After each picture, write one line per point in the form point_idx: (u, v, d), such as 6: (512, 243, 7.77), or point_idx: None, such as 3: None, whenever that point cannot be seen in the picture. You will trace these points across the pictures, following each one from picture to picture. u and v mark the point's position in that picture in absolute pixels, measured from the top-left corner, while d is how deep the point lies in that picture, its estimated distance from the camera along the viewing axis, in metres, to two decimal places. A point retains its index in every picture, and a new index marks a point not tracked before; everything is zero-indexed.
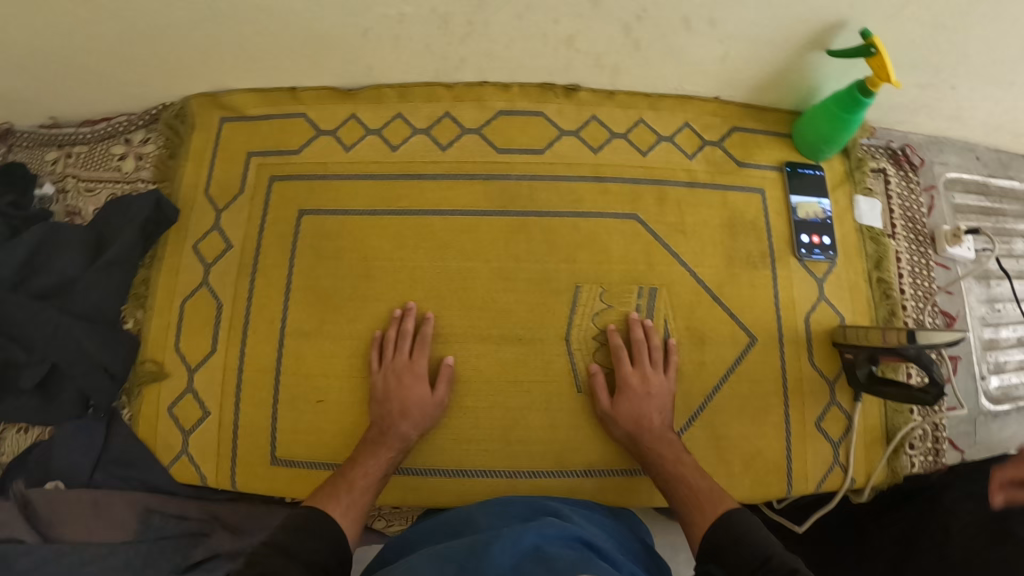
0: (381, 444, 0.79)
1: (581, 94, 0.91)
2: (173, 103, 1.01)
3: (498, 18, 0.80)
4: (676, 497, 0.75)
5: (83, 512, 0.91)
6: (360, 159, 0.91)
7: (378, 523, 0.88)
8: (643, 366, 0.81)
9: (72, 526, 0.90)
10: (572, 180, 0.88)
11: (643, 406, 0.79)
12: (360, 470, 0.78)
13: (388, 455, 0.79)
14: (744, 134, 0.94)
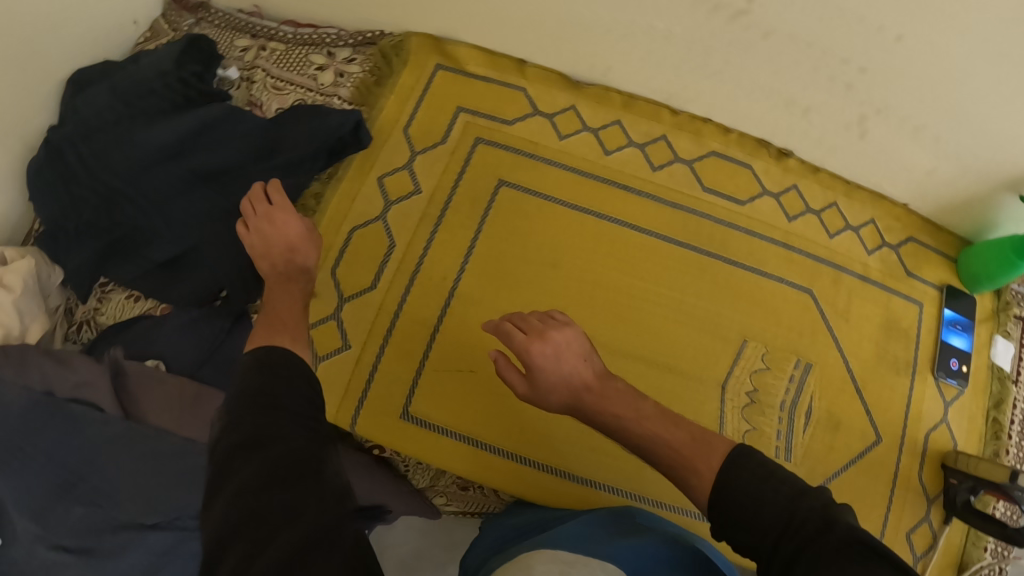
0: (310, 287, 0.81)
1: (791, 161, 0.95)
2: (391, 34, 1.00)
3: (752, 70, 0.84)
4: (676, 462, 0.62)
5: (177, 403, 0.91)
6: (571, 151, 0.92)
7: (439, 499, 0.86)
8: (532, 335, 0.70)
9: (166, 413, 0.90)
10: (763, 240, 0.92)
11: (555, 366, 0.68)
12: (270, 297, 0.78)
13: (295, 284, 0.80)
14: (919, 245, 0.97)
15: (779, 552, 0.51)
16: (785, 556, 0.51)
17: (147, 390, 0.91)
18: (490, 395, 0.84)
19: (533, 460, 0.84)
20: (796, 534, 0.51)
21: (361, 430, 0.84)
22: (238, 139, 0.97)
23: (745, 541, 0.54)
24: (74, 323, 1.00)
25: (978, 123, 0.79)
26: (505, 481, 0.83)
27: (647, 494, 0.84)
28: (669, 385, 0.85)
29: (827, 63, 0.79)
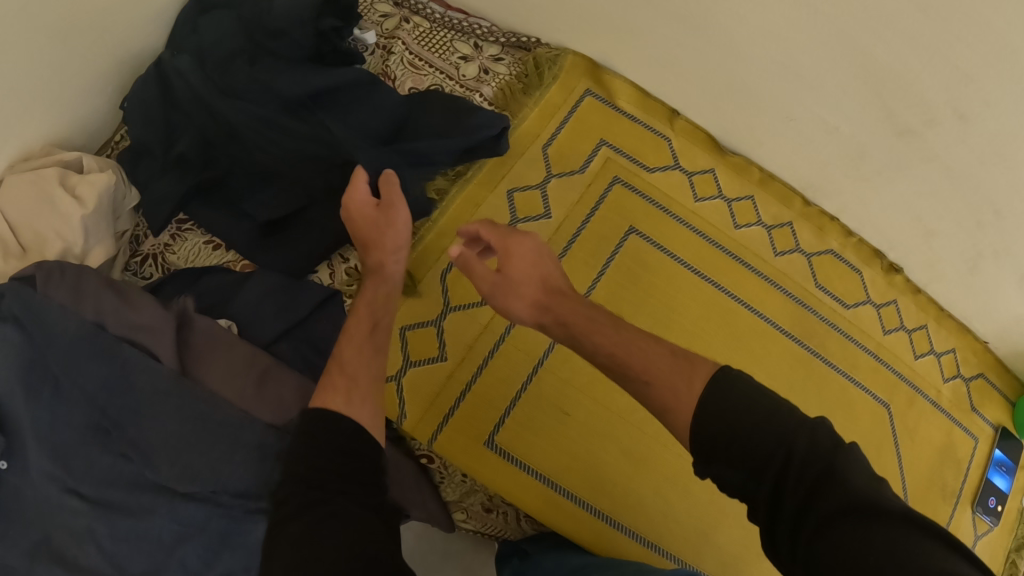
0: (372, 283, 0.78)
1: (897, 277, 0.97)
2: (547, 45, 0.97)
3: (899, 187, 0.86)
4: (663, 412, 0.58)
5: (244, 373, 0.84)
6: (702, 214, 0.91)
7: (458, 514, 0.84)
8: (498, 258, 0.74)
9: (230, 379, 0.84)
10: (860, 347, 0.94)
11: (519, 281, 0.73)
12: (354, 319, 0.76)
13: (377, 293, 0.78)
14: (986, 383, 1.01)
15: (785, 499, 0.49)
16: (792, 509, 0.49)
17: (214, 351, 0.85)
18: (577, 438, 0.83)
19: (604, 513, 0.83)
20: (801, 481, 0.49)
21: (440, 446, 0.81)
22: (374, 112, 0.90)
23: (735, 478, 0.52)
24: (142, 255, 0.94)
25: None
26: (574, 529, 0.82)
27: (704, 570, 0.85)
28: None
29: (975, 200, 0.82)
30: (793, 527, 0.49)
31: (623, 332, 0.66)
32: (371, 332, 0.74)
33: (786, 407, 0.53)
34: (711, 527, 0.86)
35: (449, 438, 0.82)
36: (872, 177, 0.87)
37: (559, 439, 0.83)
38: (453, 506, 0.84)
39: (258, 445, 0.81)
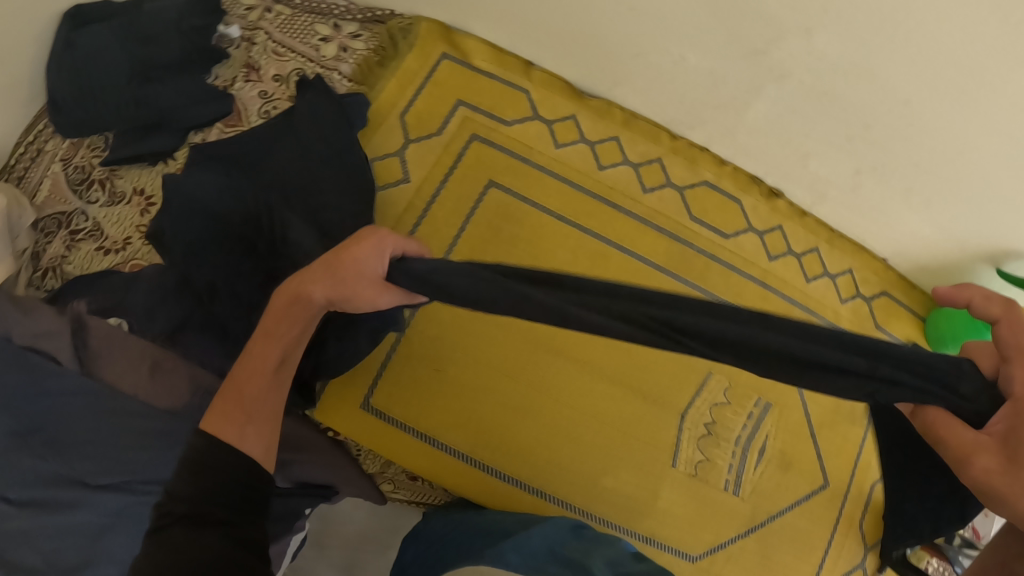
0: (283, 334, 0.66)
1: (780, 201, 0.95)
2: (401, 15, 0.98)
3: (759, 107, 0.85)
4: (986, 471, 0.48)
5: (138, 366, 0.88)
6: (565, 161, 0.91)
7: (385, 485, 0.87)
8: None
9: (129, 375, 0.87)
10: (745, 277, 0.92)
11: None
12: (264, 341, 0.65)
13: (284, 339, 0.66)
14: (890, 300, 0.99)
15: None
16: None
17: (112, 348, 0.88)
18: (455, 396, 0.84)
19: (486, 465, 0.84)
20: None
21: (318, 414, 0.83)
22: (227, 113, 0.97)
23: None
24: (42, 269, 0.99)
25: (963, 197, 0.84)
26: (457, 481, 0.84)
27: (597, 514, 0.85)
28: (635, 409, 0.86)
29: (840, 111, 0.80)
30: None
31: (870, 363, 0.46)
32: (274, 365, 0.66)
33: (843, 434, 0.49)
34: (601, 472, 0.85)
35: (331, 407, 0.84)
36: (732, 103, 0.85)
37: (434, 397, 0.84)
38: (378, 478, 0.86)
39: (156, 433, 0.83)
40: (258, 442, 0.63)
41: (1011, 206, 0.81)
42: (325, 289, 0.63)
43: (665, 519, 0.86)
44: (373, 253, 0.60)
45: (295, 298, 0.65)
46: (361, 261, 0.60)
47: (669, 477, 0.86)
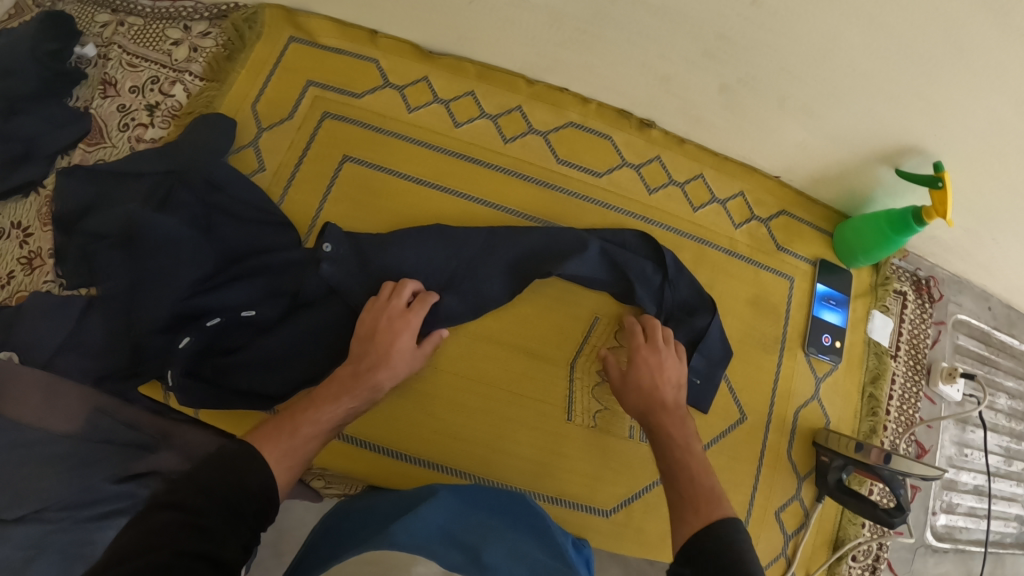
0: (350, 398, 0.73)
1: (654, 132, 0.92)
2: (245, 7, 0.97)
3: (608, 35, 0.78)
4: (677, 482, 0.68)
5: (35, 395, 0.86)
6: (420, 124, 0.89)
7: (316, 482, 0.83)
8: (653, 343, 0.79)
9: (24, 403, 0.86)
10: (624, 214, 0.89)
11: (643, 385, 0.76)
12: (321, 406, 0.72)
13: (349, 404, 0.73)
14: (790, 219, 0.96)
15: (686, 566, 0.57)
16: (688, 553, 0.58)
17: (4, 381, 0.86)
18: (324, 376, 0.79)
19: (375, 444, 0.81)
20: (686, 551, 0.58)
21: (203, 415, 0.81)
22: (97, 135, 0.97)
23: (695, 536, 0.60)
24: None
25: (840, 98, 0.76)
26: (349, 466, 0.81)
27: (497, 480, 0.80)
28: (521, 366, 0.82)
29: (688, 27, 0.72)
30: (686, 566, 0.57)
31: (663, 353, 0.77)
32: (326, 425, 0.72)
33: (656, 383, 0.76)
34: (496, 436, 0.81)
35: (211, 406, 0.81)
36: (578, 36, 0.79)
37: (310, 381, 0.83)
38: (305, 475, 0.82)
39: (63, 457, 0.83)
40: (285, 467, 0.66)
41: (895, 101, 0.74)
42: (379, 362, 0.75)
43: (574, 477, 0.81)
44: (409, 321, 0.77)
45: (365, 361, 0.75)
46: (407, 332, 0.76)
47: (567, 433, 0.82)
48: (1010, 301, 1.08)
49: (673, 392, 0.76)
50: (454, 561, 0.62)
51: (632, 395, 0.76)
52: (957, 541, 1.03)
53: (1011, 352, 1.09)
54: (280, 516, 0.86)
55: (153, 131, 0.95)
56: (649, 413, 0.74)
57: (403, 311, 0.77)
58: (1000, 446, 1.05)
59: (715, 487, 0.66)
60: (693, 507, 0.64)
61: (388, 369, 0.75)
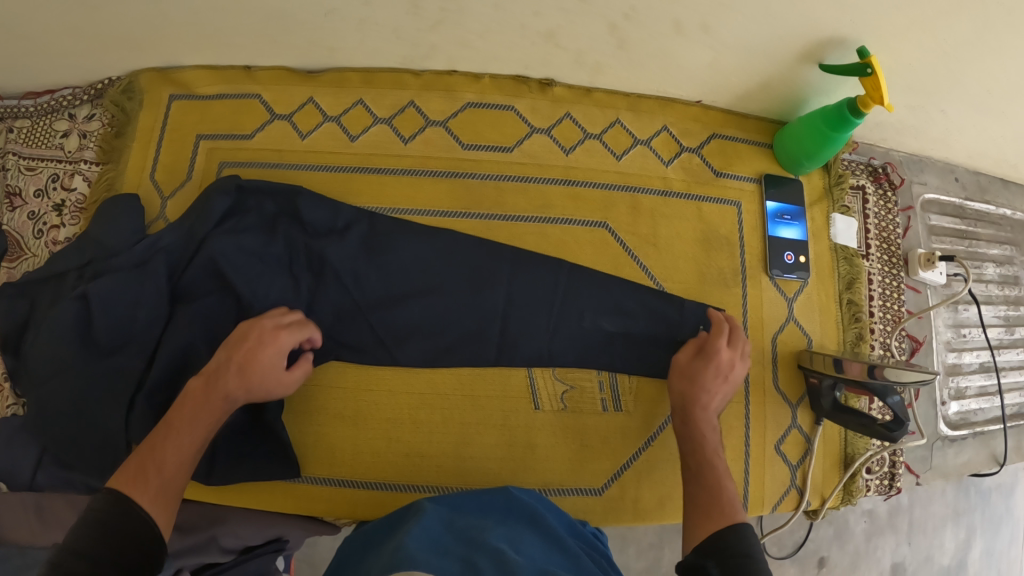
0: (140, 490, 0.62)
1: (556, 89, 0.88)
2: (120, 79, 0.94)
3: (472, 8, 0.73)
4: (700, 484, 0.69)
5: None
6: (316, 147, 0.87)
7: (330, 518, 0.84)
8: (732, 350, 0.78)
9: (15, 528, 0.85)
10: (541, 183, 0.86)
11: (701, 386, 0.75)
12: None
13: (209, 423, 0.71)
14: (723, 140, 0.91)
15: (693, 553, 0.60)
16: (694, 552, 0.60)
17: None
18: (281, 426, 0.79)
19: (354, 481, 0.81)
20: (708, 541, 0.60)
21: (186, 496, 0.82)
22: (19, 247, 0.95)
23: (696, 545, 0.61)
24: None
25: (737, 7, 0.69)
26: (331, 508, 0.82)
27: (476, 485, 0.80)
28: (468, 368, 0.81)
29: None
30: (701, 551, 0.60)
31: (729, 364, 0.77)
32: None
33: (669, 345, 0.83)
34: (461, 442, 0.81)
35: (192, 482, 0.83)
36: (442, 16, 0.74)
37: (245, 452, 0.79)
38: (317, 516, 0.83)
39: None
40: (154, 505, 0.62)
41: None
42: (221, 394, 0.71)
43: (553, 464, 0.81)
44: (285, 347, 0.74)
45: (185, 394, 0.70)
46: (275, 353, 0.73)
47: (534, 422, 0.81)
48: (976, 166, 1.05)
49: (720, 399, 0.76)
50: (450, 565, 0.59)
51: (685, 382, 0.76)
52: (975, 425, 1.01)
53: (988, 219, 1.07)
54: (310, 550, 0.98)
55: (66, 229, 0.94)
56: (691, 410, 0.75)
57: (275, 324, 0.76)
58: (1000, 316, 1.04)
59: (733, 490, 0.67)
60: (719, 504, 0.65)
61: (228, 404, 0.72)
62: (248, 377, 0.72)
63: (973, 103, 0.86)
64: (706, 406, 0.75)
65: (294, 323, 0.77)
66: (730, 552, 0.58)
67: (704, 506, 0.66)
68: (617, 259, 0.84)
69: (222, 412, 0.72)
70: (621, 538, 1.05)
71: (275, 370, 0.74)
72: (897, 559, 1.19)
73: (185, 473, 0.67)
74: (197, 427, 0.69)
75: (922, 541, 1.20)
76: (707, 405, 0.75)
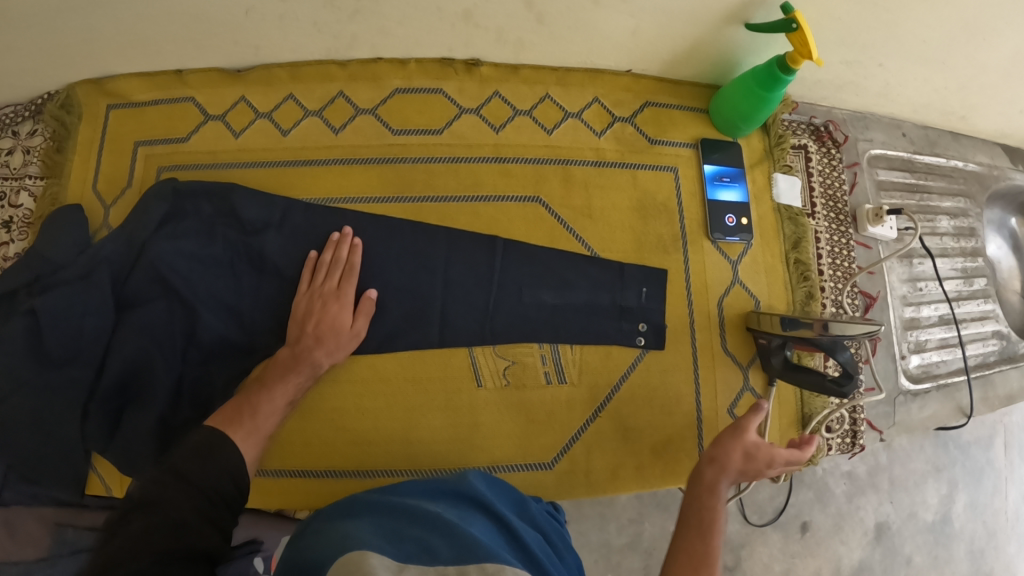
0: (237, 430, 0.68)
1: (484, 69, 0.88)
2: (57, 93, 0.95)
3: None
4: (688, 536, 0.62)
5: None
6: (249, 145, 0.88)
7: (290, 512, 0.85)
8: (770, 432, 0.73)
9: None
10: (473, 162, 0.86)
11: (739, 446, 0.70)
12: None
13: (297, 381, 0.75)
14: (656, 108, 0.91)
15: None
16: None
17: None
18: None
19: (306, 472, 0.82)
20: None
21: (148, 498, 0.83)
22: None
23: None
24: None
25: None
26: (285, 500, 0.82)
27: (425, 467, 0.80)
28: (411, 352, 0.82)
29: None
30: None
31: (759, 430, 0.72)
32: None
33: (611, 314, 0.83)
34: (408, 425, 0.81)
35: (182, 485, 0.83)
36: (356, 4, 0.75)
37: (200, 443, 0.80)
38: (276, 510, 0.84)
39: None
40: (254, 450, 0.68)
41: None
42: (309, 358, 0.76)
43: (503, 441, 0.81)
44: (349, 304, 0.78)
45: (274, 357, 0.75)
46: (342, 308, 0.77)
47: (479, 400, 0.81)
48: (923, 120, 1.04)
49: (745, 456, 0.70)
50: (410, 548, 0.57)
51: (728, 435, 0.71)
52: (937, 378, 1.00)
53: (939, 171, 1.05)
54: None
55: (15, 245, 0.93)
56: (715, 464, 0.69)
57: (336, 282, 0.79)
58: (957, 268, 1.03)
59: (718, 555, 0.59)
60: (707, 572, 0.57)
61: (315, 368, 0.76)
62: (323, 340, 0.76)
63: (905, 53, 0.85)
64: (728, 467, 0.69)
65: (347, 275, 0.79)
66: None
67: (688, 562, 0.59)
68: (556, 233, 0.84)
69: (310, 377, 0.76)
70: (596, 516, 1.05)
71: (343, 324, 0.78)
72: (880, 518, 1.18)
73: (274, 422, 0.72)
74: (287, 385, 0.74)
75: (905, 498, 1.19)
76: (731, 460, 0.69)
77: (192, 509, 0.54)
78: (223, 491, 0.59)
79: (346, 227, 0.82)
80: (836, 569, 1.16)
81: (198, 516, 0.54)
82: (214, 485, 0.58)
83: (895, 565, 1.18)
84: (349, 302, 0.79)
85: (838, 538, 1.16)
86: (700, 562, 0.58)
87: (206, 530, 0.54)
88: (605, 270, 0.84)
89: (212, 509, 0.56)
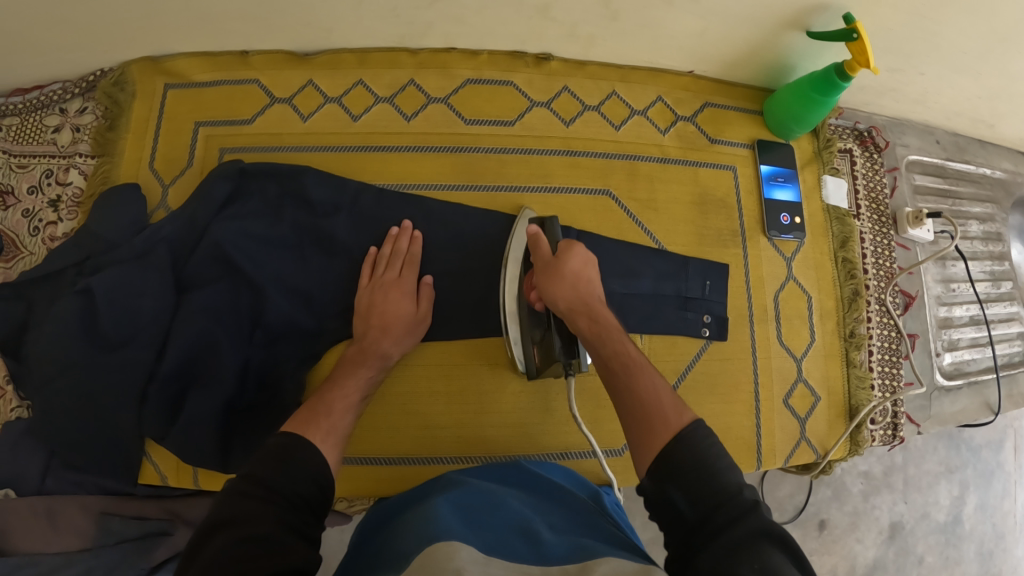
0: (315, 430, 0.64)
1: (553, 64, 0.90)
2: (111, 70, 0.92)
3: None
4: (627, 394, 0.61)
5: (36, 523, 0.80)
6: (316, 129, 0.88)
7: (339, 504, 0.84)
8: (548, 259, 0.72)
9: (26, 537, 0.80)
10: (543, 153, 0.87)
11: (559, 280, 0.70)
12: None
13: (368, 374, 0.73)
14: (714, 108, 0.94)
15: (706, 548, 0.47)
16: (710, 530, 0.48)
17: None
18: None
19: (374, 458, 0.81)
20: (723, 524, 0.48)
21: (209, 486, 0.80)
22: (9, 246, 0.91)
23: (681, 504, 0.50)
24: None
25: None
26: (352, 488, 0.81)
27: (498, 453, 0.81)
28: (483, 338, 0.82)
29: None
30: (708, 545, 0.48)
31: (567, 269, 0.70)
32: None
33: (676, 305, 0.86)
34: (482, 411, 0.82)
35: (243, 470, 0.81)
36: None
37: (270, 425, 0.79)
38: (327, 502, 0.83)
39: None
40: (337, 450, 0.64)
41: None
42: (377, 351, 0.75)
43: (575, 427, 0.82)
44: (410, 291, 0.79)
45: (343, 356, 0.75)
46: (404, 296, 0.78)
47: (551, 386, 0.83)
48: (953, 128, 1.10)
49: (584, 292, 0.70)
50: (488, 535, 0.56)
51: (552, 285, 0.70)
52: (968, 375, 1.05)
53: (968, 178, 1.11)
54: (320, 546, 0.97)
55: (64, 225, 0.91)
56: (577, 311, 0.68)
57: (397, 273, 0.79)
58: (986, 271, 1.08)
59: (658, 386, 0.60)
60: (656, 417, 0.57)
61: (384, 360, 0.75)
62: (389, 330, 0.76)
63: (951, 64, 0.90)
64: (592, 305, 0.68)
65: (408, 264, 0.80)
66: (693, 470, 0.51)
67: (640, 425, 0.58)
68: (623, 225, 0.87)
69: (379, 370, 0.75)
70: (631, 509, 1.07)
71: (408, 312, 0.78)
72: (895, 517, 1.23)
73: (349, 418, 0.68)
74: (359, 379, 0.72)
75: (918, 498, 1.24)
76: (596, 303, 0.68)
77: (273, 518, 0.52)
78: (305, 495, 0.57)
79: (404, 220, 0.83)
80: (852, 567, 1.20)
81: (281, 525, 0.52)
82: (297, 490, 0.56)
83: (908, 564, 1.22)
84: (409, 291, 0.79)
85: (853, 535, 1.21)
86: (647, 419, 0.57)
87: (290, 536, 0.52)
88: (669, 262, 0.86)
89: (297, 513, 0.55)
